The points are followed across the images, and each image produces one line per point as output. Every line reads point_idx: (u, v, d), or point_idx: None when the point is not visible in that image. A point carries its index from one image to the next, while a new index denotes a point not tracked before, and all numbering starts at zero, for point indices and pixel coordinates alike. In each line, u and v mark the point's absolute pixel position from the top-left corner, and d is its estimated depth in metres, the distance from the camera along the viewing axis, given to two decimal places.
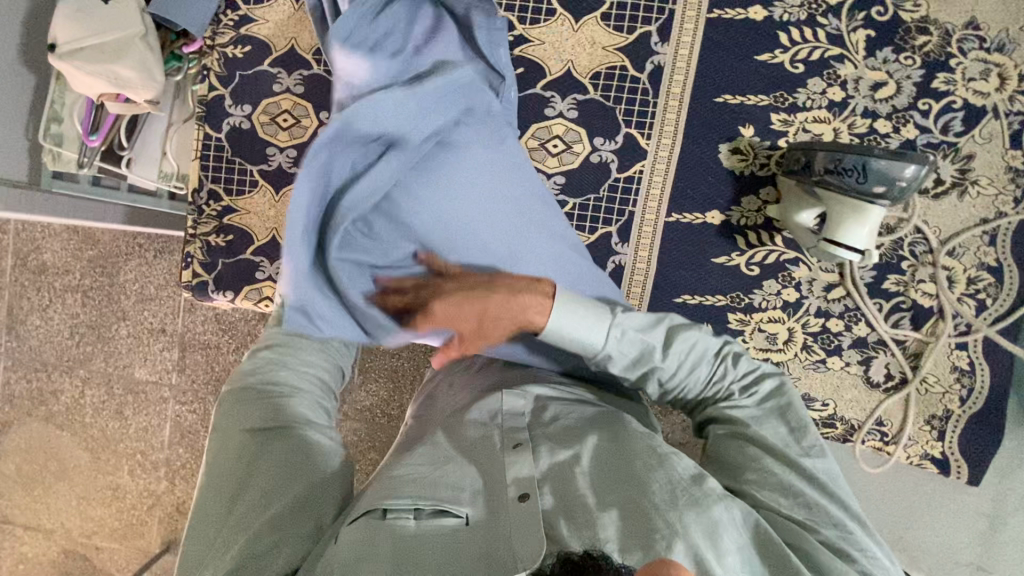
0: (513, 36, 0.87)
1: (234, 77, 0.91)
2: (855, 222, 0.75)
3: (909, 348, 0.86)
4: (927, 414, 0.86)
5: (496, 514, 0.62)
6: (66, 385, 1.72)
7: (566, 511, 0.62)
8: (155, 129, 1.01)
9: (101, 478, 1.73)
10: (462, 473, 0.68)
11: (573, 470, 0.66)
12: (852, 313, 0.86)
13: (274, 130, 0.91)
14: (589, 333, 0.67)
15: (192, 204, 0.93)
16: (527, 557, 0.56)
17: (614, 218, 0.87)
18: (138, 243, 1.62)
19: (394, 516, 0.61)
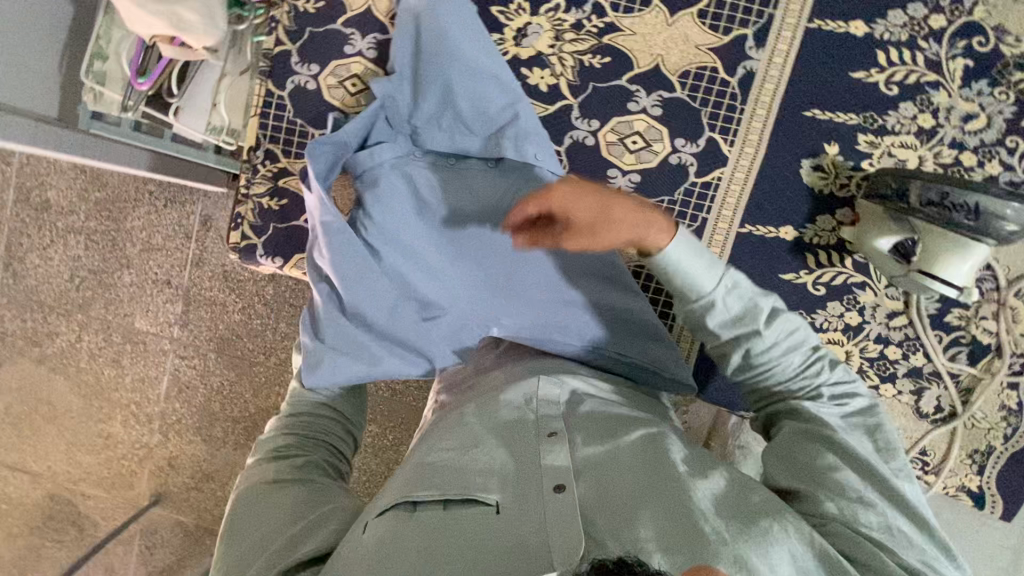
0: (603, 22, 0.83)
1: (303, 33, 0.85)
2: (958, 258, 0.74)
3: (961, 382, 0.87)
4: (969, 448, 0.88)
5: (527, 501, 0.60)
6: (60, 329, 1.65)
7: (602, 507, 0.58)
8: (208, 79, 0.96)
9: (93, 425, 1.68)
10: (491, 456, 0.67)
11: (610, 467, 0.63)
12: (911, 343, 0.86)
13: (341, 95, 0.86)
14: (701, 270, 0.66)
15: (247, 163, 0.88)
16: (561, 552, 0.54)
17: (686, 223, 0.86)
18: (150, 189, 1.55)
19: (424, 509, 0.62)
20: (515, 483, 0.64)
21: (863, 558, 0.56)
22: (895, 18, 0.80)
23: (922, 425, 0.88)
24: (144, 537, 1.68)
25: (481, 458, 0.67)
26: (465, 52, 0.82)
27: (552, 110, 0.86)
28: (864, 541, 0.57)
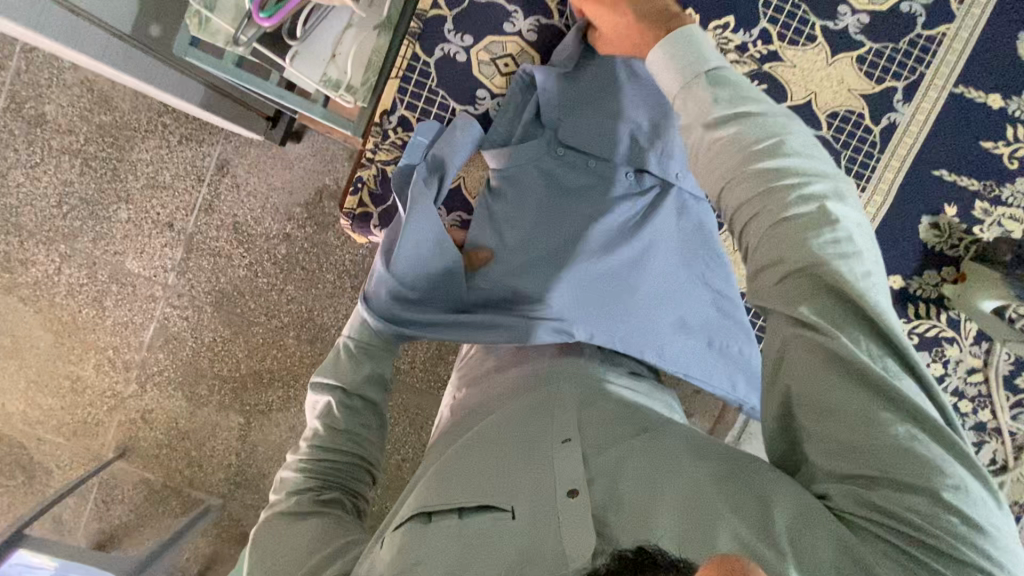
0: (767, 49, 0.83)
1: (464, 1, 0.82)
2: None
3: (1016, 440, 0.94)
4: (1011, 499, 0.96)
5: (543, 504, 0.55)
6: (38, 257, 1.46)
7: (614, 506, 0.53)
8: (332, 28, 0.90)
9: (60, 367, 1.50)
10: (494, 458, 0.62)
11: (618, 461, 0.57)
12: (982, 399, 0.93)
13: (490, 73, 0.84)
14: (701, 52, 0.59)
15: (378, 127, 0.84)
16: (576, 552, 0.48)
17: None
18: (166, 122, 1.42)
19: (439, 518, 0.57)
20: (523, 481, 0.58)
21: (883, 508, 0.46)
22: None
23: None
24: (103, 492, 1.51)
25: (488, 458, 0.62)
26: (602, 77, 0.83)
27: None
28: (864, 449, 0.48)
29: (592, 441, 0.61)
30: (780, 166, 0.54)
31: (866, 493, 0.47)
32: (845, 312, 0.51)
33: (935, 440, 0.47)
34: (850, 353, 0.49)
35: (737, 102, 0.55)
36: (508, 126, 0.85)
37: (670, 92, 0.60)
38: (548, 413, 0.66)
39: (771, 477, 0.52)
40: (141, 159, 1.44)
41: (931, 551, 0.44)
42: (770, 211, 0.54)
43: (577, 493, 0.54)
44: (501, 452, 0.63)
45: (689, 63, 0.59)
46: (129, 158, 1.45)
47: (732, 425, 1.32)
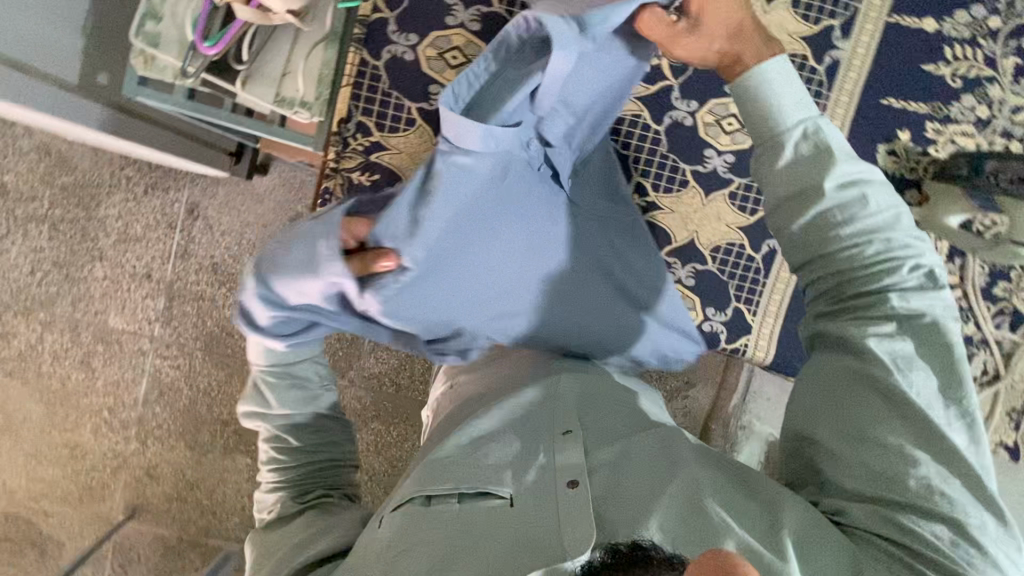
0: None
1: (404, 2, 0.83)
2: None
3: (1004, 349, 0.96)
4: (1008, 406, 0.98)
5: (543, 496, 0.59)
6: (20, 328, 1.45)
7: (611, 498, 0.58)
8: (279, 47, 0.90)
9: (57, 436, 1.47)
10: (498, 448, 0.67)
11: (622, 457, 0.62)
12: (964, 313, 0.95)
13: (440, 67, 0.84)
14: (791, 104, 0.62)
15: (337, 135, 0.84)
16: (573, 545, 0.54)
17: None
18: (130, 174, 1.42)
19: (437, 502, 0.62)
20: (523, 471, 0.62)
21: (892, 526, 0.53)
22: (960, 17, 0.88)
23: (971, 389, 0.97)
24: (119, 555, 1.48)
25: (493, 448, 0.67)
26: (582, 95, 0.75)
27: (653, 90, 0.87)
28: (890, 476, 0.54)
29: (593, 438, 0.65)
30: (873, 227, 0.60)
31: (901, 511, 0.53)
32: (916, 354, 0.57)
33: (951, 474, 0.54)
34: (906, 395, 0.56)
35: (852, 160, 0.60)
36: None
37: (761, 130, 0.64)
38: (551, 411, 0.70)
39: (780, 489, 0.57)
40: (109, 214, 1.43)
41: (942, 570, 0.51)
42: (857, 273, 0.60)
43: (577, 485, 0.59)
44: (505, 443, 0.67)
45: (778, 114, 0.63)
46: (96, 215, 1.43)
47: (735, 387, 1.36)
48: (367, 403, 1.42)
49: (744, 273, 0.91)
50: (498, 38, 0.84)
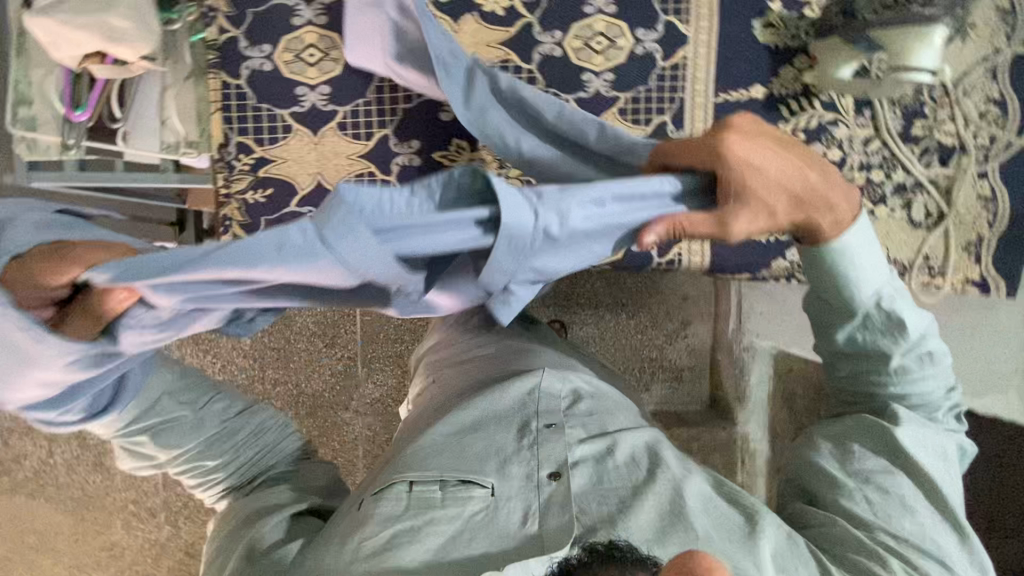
0: None
1: (245, 16, 0.83)
2: (922, 46, 0.79)
3: (941, 186, 0.94)
4: (963, 242, 0.96)
5: (533, 491, 0.68)
6: (28, 448, 1.46)
7: (596, 496, 0.68)
8: (150, 96, 0.91)
9: (91, 541, 1.49)
10: (485, 441, 0.74)
11: (608, 462, 0.72)
12: (889, 162, 0.94)
13: (301, 68, 0.84)
14: (875, 270, 0.68)
15: (221, 161, 0.84)
16: (555, 544, 0.62)
17: (667, 106, 0.89)
18: None
19: (421, 489, 0.68)
20: (509, 465, 0.71)
21: (863, 556, 0.64)
22: None
23: (920, 235, 0.95)
24: None
25: (480, 441, 0.74)
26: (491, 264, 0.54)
27: (513, 31, 0.86)
28: (868, 543, 0.64)
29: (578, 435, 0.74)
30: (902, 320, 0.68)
31: (844, 502, 0.67)
32: (905, 477, 0.67)
33: (936, 550, 0.64)
34: (884, 426, 0.69)
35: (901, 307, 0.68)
36: (339, 107, 0.85)
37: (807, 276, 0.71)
38: (538, 412, 0.77)
39: (755, 499, 0.69)
40: None
41: None
42: (879, 370, 0.71)
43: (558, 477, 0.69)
44: (496, 438, 0.74)
45: (858, 280, 0.67)
46: None
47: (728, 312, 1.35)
48: (377, 428, 1.45)
49: None
50: None
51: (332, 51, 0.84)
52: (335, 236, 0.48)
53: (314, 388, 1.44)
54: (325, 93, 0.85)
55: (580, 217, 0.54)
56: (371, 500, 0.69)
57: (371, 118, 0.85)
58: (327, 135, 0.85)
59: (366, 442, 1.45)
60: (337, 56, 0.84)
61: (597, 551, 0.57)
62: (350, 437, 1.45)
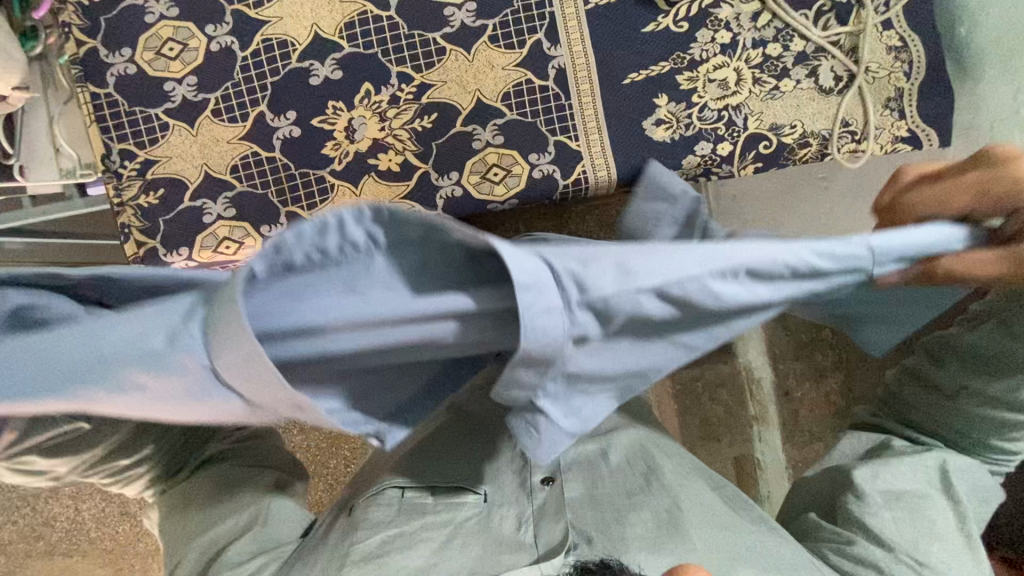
0: None
1: (99, 24, 0.83)
2: None
3: (845, 46, 0.89)
4: (882, 100, 0.90)
5: (523, 491, 0.72)
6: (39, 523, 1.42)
7: (585, 502, 0.72)
8: (38, 127, 0.92)
9: None
10: (480, 447, 0.77)
11: (599, 463, 0.77)
12: (784, 34, 0.89)
13: (164, 64, 0.84)
14: None
15: (107, 171, 0.85)
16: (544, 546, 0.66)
17: (537, 25, 0.87)
18: None
19: (414, 494, 0.71)
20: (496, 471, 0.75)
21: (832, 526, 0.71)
22: None
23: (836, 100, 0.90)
24: None
25: (477, 444, 0.77)
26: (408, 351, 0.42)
27: None
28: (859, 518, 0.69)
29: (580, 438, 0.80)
30: None
31: (867, 518, 0.69)
32: (932, 493, 0.71)
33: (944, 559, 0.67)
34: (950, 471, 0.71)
35: None
36: (210, 95, 0.85)
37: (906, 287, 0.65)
38: None
39: (700, 484, 0.76)
40: None
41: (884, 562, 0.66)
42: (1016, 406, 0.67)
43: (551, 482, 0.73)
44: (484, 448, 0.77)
45: None
46: None
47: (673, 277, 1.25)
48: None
49: (547, 107, 0.89)
50: (200, 10, 0.84)
51: (190, 41, 0.84)
52: (299, 370, 0.42)
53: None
54: (192, 83, 0.85)
55: (731, 293, 0.45)
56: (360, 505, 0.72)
57: (241, 98, 0.85)
58: (204, 124, 0.85)
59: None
60: (195, 45, 0.84)
61: (589, 569, 0.52)
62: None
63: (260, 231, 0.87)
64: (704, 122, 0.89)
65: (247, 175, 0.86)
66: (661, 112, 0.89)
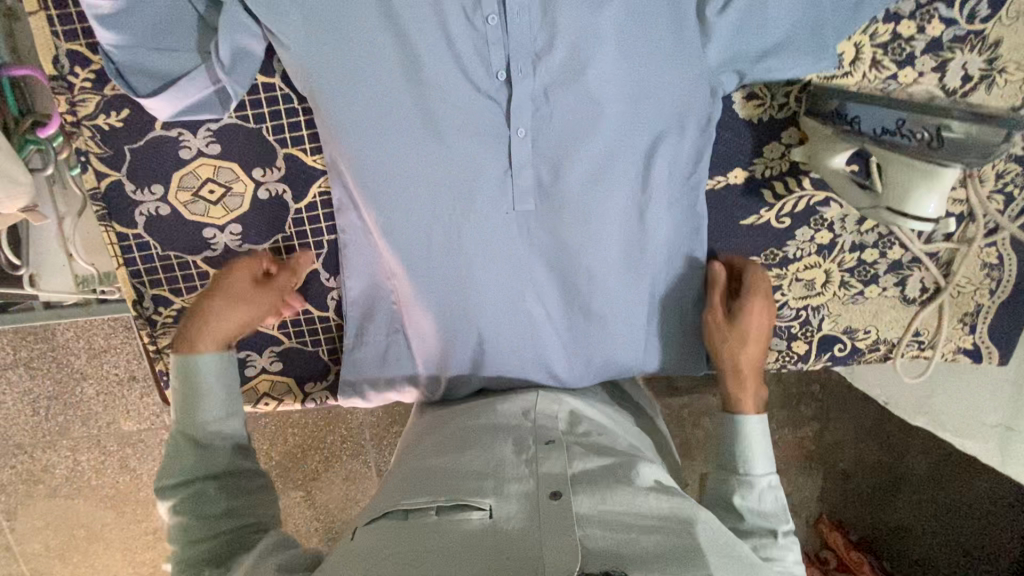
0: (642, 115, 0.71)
1: (155, 145, 0.70)
2: (923, 188, 0.63)
3: (940, 258, 0.84)
4: (959, 314, 0.88)
5: (522, 504, 0.57)
6: (53, 459, 1.35)
7: (586, 521, 0.55)
8: (46, 231, 0.81)
9: (133, 527, 1.42)
10: (487, 459, 0.63)
11: (585, 477, 0.60)
12: (885, 240, 0.83)
13: (202, 208, 0.73)
14: None
15: (139, 317, 0.77)
16: (557, 561, 0.50)
17: (715, 177, 0.78)
18: (27, 351, 1.27)
19: (417, 514, 0.58)
20: (510, 483, 0.60)
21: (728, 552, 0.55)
22: None
23: (1020, 317, 0.88)
24: None
25: (476, 459, 0.64)
26: (617, 91, 0.69)
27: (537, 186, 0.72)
28: None
29: (540, 434, 0.67)
30: None
31: None
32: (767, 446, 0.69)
33: None
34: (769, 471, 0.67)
35: None
36: (255, 247, 0.76)
37: None
38: (535, 429, 0.68)
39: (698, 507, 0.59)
40: (68, 341, 1.26)
41: None
42: None
43: (560, 497, 0.56)
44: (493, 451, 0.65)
45: None
46: (26, 416, 1.32)
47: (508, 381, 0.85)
48: (382, 415, 1.30)
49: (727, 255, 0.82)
50: (246, 151, 0.72)
51: (234, 184, 0.73)
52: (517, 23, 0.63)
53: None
54: (236, 232, 0.75)
55: None
56: (391, 520, 0.58)
57: (293, 254, 0.77)
58: None
59: (373, 429, 1.29)
60: (241, 189, 0.73)
61: None
62: (355, 426, 1.30)
63: (305, 386, 0.84)
64: (887, 335, 0.88)
65: (297, 331, 0.82)
66: None
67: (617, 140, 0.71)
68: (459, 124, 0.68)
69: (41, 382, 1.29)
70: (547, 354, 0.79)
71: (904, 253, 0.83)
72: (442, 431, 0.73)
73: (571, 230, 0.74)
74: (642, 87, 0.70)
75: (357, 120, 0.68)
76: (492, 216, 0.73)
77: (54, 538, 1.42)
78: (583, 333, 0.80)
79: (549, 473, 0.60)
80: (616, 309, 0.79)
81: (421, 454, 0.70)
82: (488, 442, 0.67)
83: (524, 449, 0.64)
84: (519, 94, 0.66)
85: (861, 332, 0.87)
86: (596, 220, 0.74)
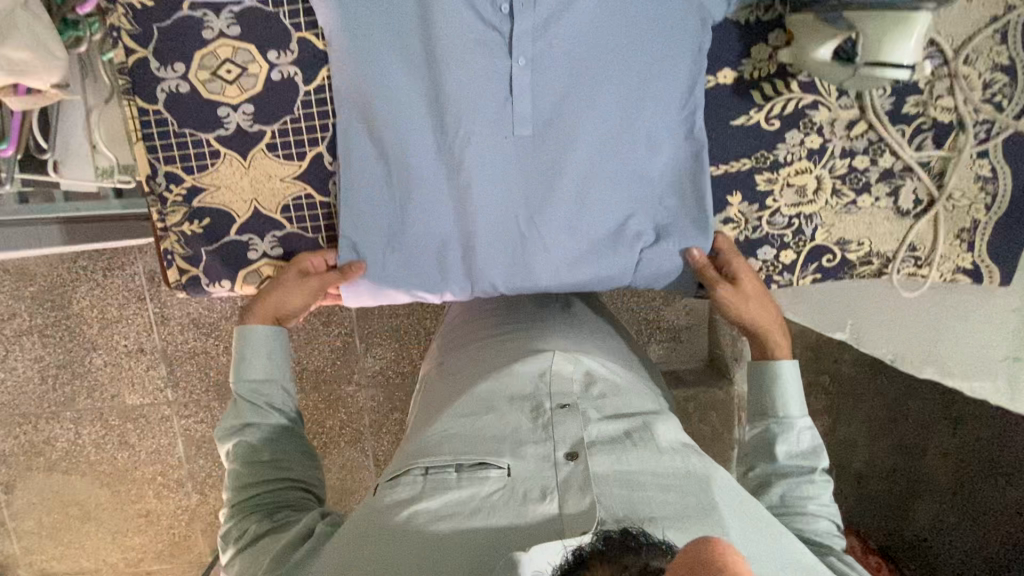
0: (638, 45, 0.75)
1: (182, 26, 0.76)
2: (899, 37, 0.69)
3: (932, 168, 0.85)
4: (956, 229, 0.88)
5: (535, 469, 0.60)
6: (56, 431, 1.33)
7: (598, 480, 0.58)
8: (74, 122, 0.86)
9: (127, 507, 1.39)
10: (498, 422, 0.67)
11: (599, 440, 0.63)
12: (876, 147, 0.84)
13: (219, 87, 0.78)
14: None
15: (151, 193, 0.81)
16: (578, 523, 0.55)
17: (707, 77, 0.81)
18: (37, 314, 1.28)
19: (437, 472, 0.62)
20: (522, 445, 0.63)
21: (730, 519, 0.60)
22: None
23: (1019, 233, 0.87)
24: None
25: (491, 420, 0.67)
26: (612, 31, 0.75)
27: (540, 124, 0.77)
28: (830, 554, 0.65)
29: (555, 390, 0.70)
30: None
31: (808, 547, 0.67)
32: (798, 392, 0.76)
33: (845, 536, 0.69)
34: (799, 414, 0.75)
35: None
36: (264, 127, 0.80)
37: None
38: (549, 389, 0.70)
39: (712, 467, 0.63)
40: (81, 305, 1.28)
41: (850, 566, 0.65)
42: None
43: (576, 460, 0.60)
44: (508, 416, 0.68)
45: None
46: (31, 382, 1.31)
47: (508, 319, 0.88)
48: (382, 399, 1.29)
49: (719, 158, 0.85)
50: (263, 33, 0.77)
51: (250, 66, 0.78)
52: None
53: (312, 363, 1.27)
54: (249, 112, 0.79)
55: None
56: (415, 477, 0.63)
57: (300, 136, 0.81)
58: (256, 158, 0.81)
59: (373, 415, 1.29)
60: (256, 70, 0.78)
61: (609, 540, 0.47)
62: (355, 408, 1.29)
63: None
64: (881, 249, 0.89)
65: (299, 217, 0.84)
66: (731, 211, 0.86)
67: (612, 71, 0.76)
68: (474, 77, 0.74)
69: (50, 349, 1.29)
70: (544, 281, 0.84)
71: (896, 161, 0.85)
72: (460, 387, 0.78)
73: (570, 165, 0.79)
74: (637, 30, 0.75)
75: (373, 48, 0.74)
76: (496, 151, 0.78)
77: (47, 515, 1.38)
78: (578, 262, 0.83)
79: (564, 436, 0.63)
80: (609, 240, 0.83)
81: (434, 418, 0.73)
82: (501, 402, 0.70)
83: (540, 411, 0.67)
84: (520, 31, 0.71)
85: (854, 244, 0.88)
86: (594, 157, 0.79)
